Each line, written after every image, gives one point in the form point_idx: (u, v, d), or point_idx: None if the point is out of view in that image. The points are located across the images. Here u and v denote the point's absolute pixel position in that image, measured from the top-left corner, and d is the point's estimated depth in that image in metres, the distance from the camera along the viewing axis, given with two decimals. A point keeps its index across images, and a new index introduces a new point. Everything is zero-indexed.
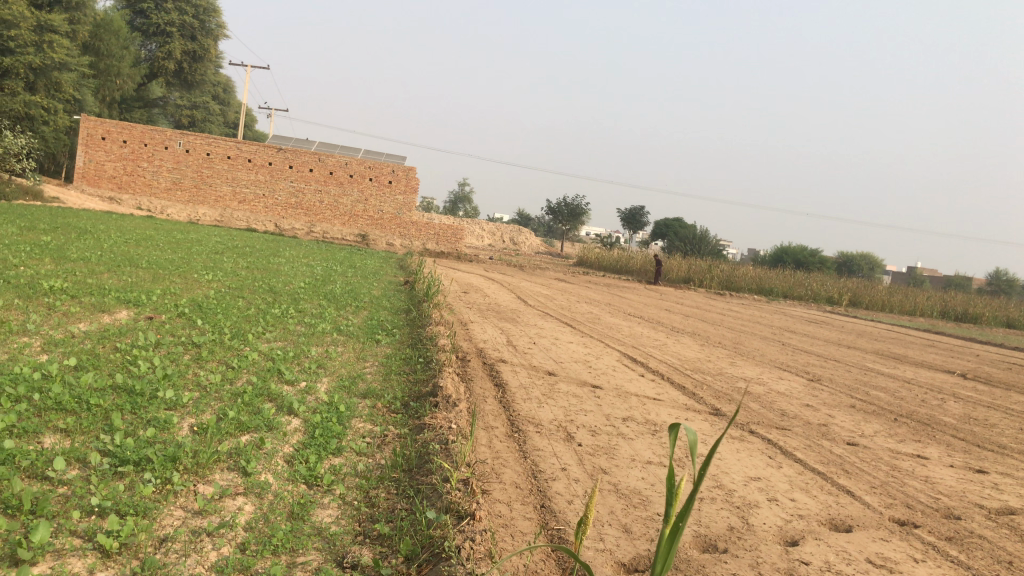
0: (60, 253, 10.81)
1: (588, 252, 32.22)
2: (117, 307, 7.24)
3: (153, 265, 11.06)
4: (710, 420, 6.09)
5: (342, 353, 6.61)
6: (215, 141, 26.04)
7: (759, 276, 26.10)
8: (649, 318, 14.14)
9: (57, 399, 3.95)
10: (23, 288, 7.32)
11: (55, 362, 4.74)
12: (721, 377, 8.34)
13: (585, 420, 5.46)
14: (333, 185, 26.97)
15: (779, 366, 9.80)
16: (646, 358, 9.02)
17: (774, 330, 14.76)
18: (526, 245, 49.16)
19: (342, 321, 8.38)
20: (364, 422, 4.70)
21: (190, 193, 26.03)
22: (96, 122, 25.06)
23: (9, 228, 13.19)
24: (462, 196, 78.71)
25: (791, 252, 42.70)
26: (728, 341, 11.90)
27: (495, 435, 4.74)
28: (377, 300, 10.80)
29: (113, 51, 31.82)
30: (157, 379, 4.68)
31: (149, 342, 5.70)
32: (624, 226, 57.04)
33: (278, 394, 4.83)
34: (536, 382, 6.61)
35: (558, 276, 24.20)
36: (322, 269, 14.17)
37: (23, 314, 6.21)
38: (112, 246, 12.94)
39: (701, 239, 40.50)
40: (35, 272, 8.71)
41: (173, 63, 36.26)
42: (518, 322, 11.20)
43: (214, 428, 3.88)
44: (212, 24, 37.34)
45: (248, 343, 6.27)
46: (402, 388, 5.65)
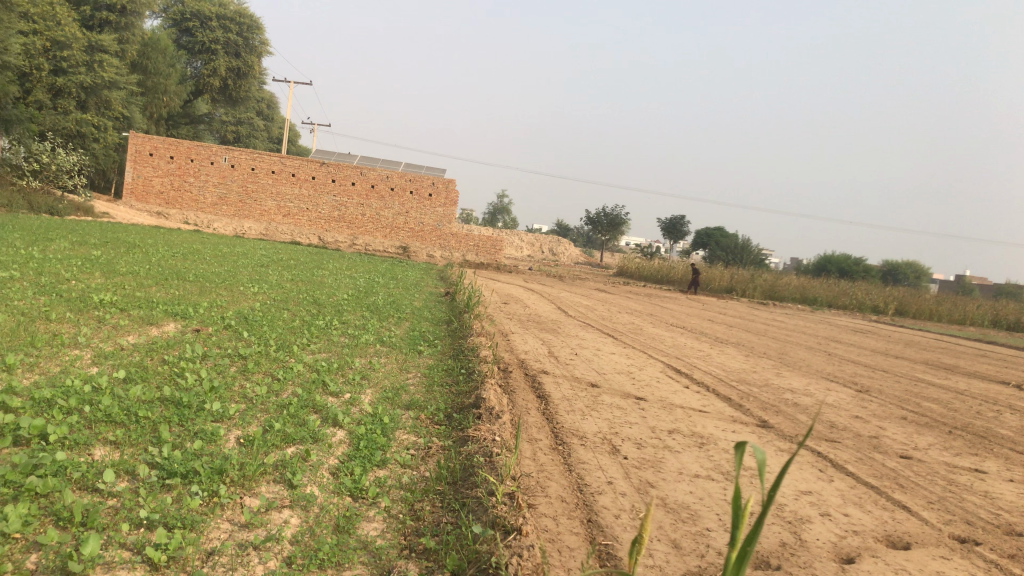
0: (109, 267, 11.04)
1: (628, 262, 32.06)
2: (165, 320, 7.36)
3: (200, 278, 11.23)
4: (757, 432, 5.98)
5: (385, 365, 6.63)
6: (260, 156, 26.43)
7: (803, 285, 25.73)
8: (692, 329, 14.00)
9: (106, 411, 4.00)
10: (75, 302, 7.47)
11: (105, 374, 4.80)
12: (767, 388, 8.20)
13: (630, 432, 5.40)
14: (374, 199, 27.24)
15: (826, 377, 9.62)
16: (690, 369, 8.92)
17: (820, 340, 14.50)
18: (566, 255, 49.14)
19: (385, 333, 8.40)
20: (408, 434, 4.69)
21: (236, 208, 26.43)
22: (144, 139, 25.59)
23: (61, 243, 13.52)
24: (501, 206, 78.92)
25: (835, 261, 42.09)
26: (773, 352, 11.72)
27: (539, 448, 4.69)
28: (419, 312, 10.84)
29: (160, 69, 32.45)
30: (204, 391, 4.72)
31: (195, 355, 5.76)
32: (665, 236, 56.71)
33: (323, 406, 4.84)
34: (579, 394, 6.55)
35: (599, 286, 24.11)
36: (364, 281, 14.29)
37: (74, 327, 6.33)
38: (160, 259, 13.18)
39: (743, 248, 40.11)
40: (86, 286, 8.89)
41: (218, 80, 36.94)
42: (560, 333, 11.14)
43: (260, 440, 3.90)
44: (256, 42, 37.92)
45: (292, 355, 6.31)
46: (445, 400, 5.63)
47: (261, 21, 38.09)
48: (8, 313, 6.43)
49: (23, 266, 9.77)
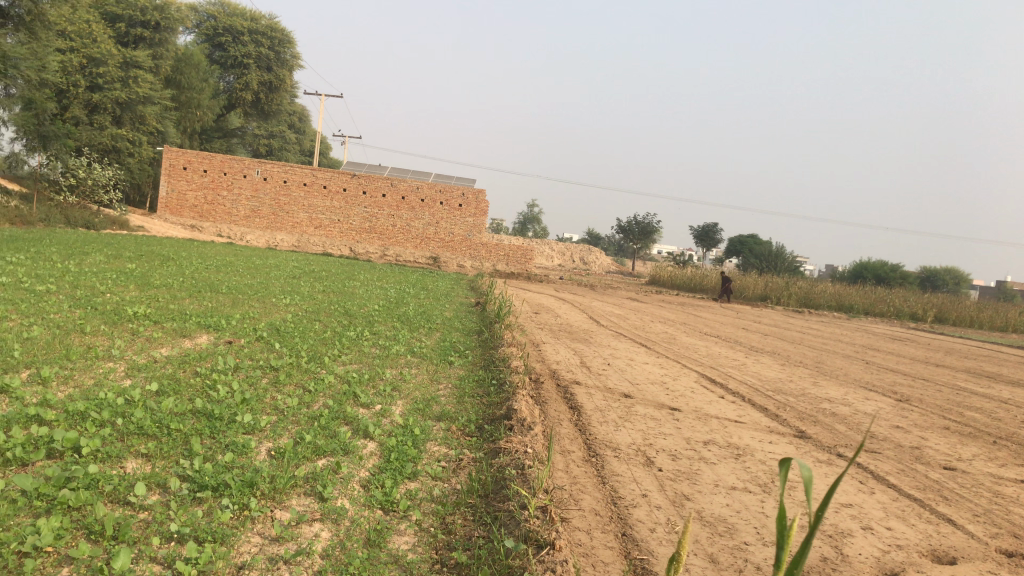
0: (144, 280, 11.16)
1: (660, 271, 31.87)
2: (197, 332, 7.41)
3: (233, 290, 11.33)
4: (795, 443, 5.86)
5: (416, 375, 6.60)
6: (292, 168, 26.68)
7: (839, 293, 25.39)
8: (725, 338, 13.84)
9: (139, 424, 4.01)
10: (109, 315, 7.54)
11: (138, 387, 4.82)
12: (804, 398, 8.05)
13: (665, 444, 5.31)
14: (405, 210, 27.37)
15: (865, 386, 9.42)
16: (725, 379, 8.79)
17: (857, 348, 14.26)
18: (597, 264, 48.99)
19: (415, 343, 8.39)
20: (439, 446, 4.65)
21: (268, 220, 26.67)
22: (178, 153, 25.93)
23: (98, 256, 13.72)
24: (531, 216, 78.91)
25: (870, 268, 41.51)
26: (809, 361, 11.54)
27: (571, 460, 4.63)
28: (450, 322, 10.82)
29: (193, 84, 32.88)
30: (236, 404, 4.72)
31: (228, 367, 5.78)
32: (697, 244, 56.33)
33: (354, 418, 4.81)
34: (612, 405, 6.47)
35: (630, 296, 23.96)
36: (395, 292, 14.33)
37: (108, 339, 6.39)
38: (194, 272, 13.32)
39: (777, 256, 39.71)
40: (121, 299, 8.99)
41: (250, 94, 37.37)
42: (592, 343, 11.05)
43: (290, 453, 3.88)
44: (286, 55, 38.79)
45: (324, 366, 6.31)
46: (476, 411, 5.59)
47: (292, 35, 38.57)
48: (44, 326, 6.51)
49: (60, 279, 9.91)
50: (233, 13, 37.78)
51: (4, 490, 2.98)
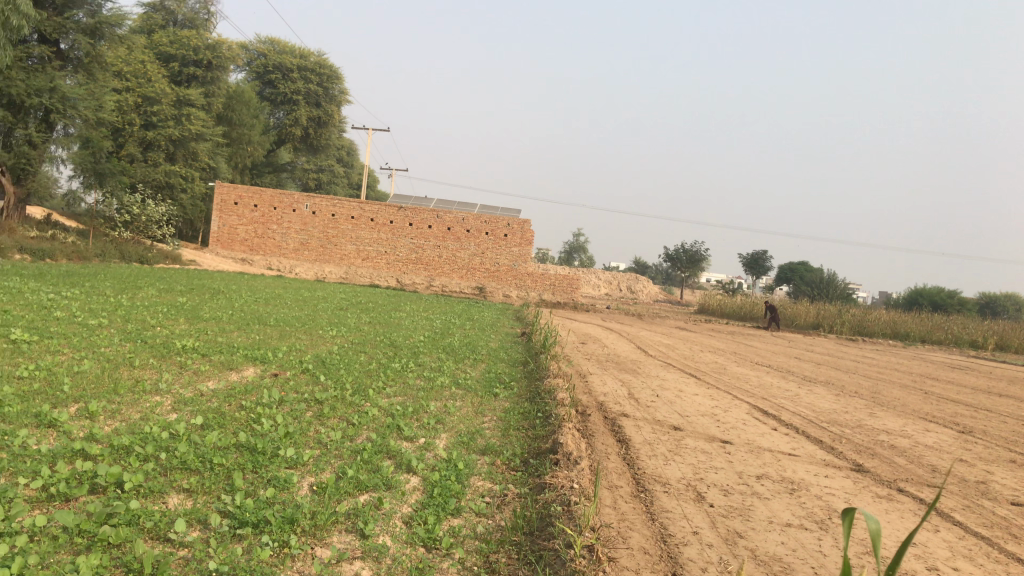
0: (194, 313, 11.31)
1: (709, 299, 31.48)
2: (244, 365, 7.44)
3: (280, 323, 11.41)
4: (853, 477, 5.64)
5: (460, 408, 6.51)
6: (340, 202, 27.02)
7: (894, 320, 24.79)
8: (778, 367, 13.53)
9: (183, 459, 3.99)
10: (158, 348, 7.62)
11: (183, 421, 4.81)
12: (860, 429, 7.80)
13: (716, 478, 5.16)
14: (451, 241, 27.44)
15: (924, 418, 9.09)
16: (777, 410, 8.55)
17: (915, 377, 13.83)
18: (644, 293, 48.60)
19: (461, 375, 8.32)
20: (484, 480, 4.57)
21: (317, 253, 26.97)
22: (229, 189, 26.45)
23: (150, 290, 13.96)
24: (577, 245, 78.73)
25: (926, 294, 40.54)
26: (865, 391, 11.21)
27: (619, 495, 4.51)
28: (495, 353, 10.74)
29: (244, 120, 33.58)
30: (279, 437, 4.69)
31: (272, 400, 5.75)
32: (747, 272, 55.62)
33: (397, 451, 4.75)
34: (661, 438, 6.32)
35: (679, 324, 23.67)
36: (441, 322, 14.31)
37: (156, 373, 6.44)
38: (243, 305, 13.47)
39: (828, 283, 39.02)
40: (171, 332, 9.10)
41: (300, 129, 38.04)
42: (639, 373, 10.87)
43: (332, 487, 3.83)
44: (334, 91, 39.56)
45: (369, 399, 6.25)
46: (522, 444, 5.49)
47: (340, 71, 39.30)
48: (94, 360, 6.59)
49: (112, 313, 10.09)
50: (282, 51, 38.61)
51: (45, 527, 2.96)
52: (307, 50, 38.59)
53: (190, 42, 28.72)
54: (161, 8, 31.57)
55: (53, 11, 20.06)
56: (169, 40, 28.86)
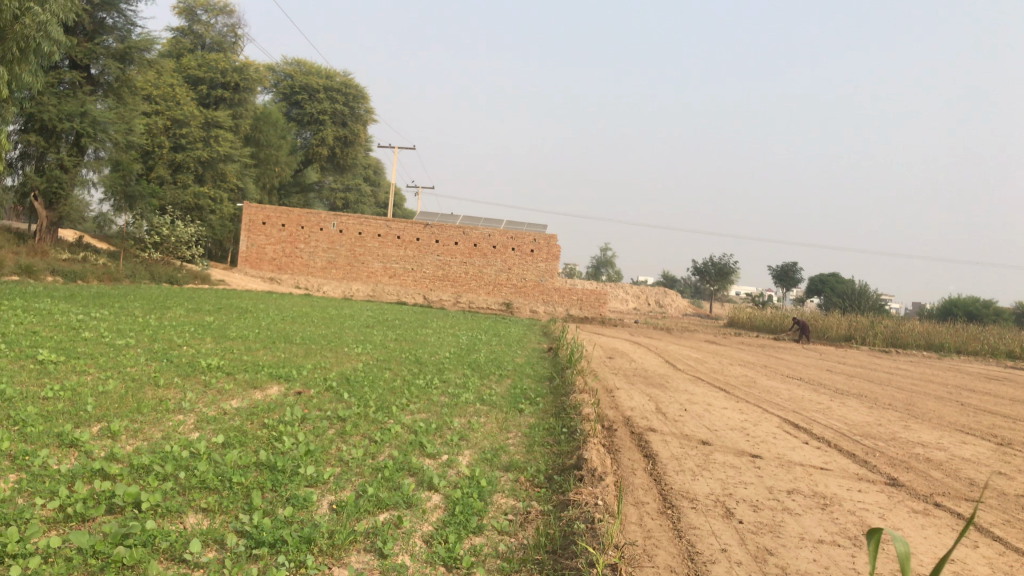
0: (221, 332, 11.36)
1: (738, 312, 31.18)
2: (268, 383, 7.42)
3: (306, 340, 11.43)
4: (887, 491, 5.50)
5: (484, 425, 6.42)
6: (367, 220, 27.16)
7: (928, 330, 24.42)
8: (809, 380, 13.31)
9: (202, 478, 3.96)
10: (183, 367, 7.64)
11: (205, 440, 4.78)
12: (895, 442, 7.61)
13: (745, 493, 5.04)
14: (477, 257, 27.42)
15: (961, 430, 8.87)
16: (809, 423, 8.37)
17: (951, 389, 13.55)
18: (673, 306, 48.30)
19: (485, 391, 8.25)
20: (507, 498, 4.49)
21: (344, 271, 27.09)
22: (258, 209, 26.70)
23: (178, 311, 14.05)
24: (604, 261, 78.37)
25: (961, 304, 39.93)
26: (899, 403, 10.99)
27: (645, 512, 4.40)
28: (520, 369, 10.64)
29: (272, 141, 33.92)
30: (300, 455, 4.64)
31: (295, 418, 5.71)
32: (777, 284, 55.09)
33: (419, 468, 4.68)
34: (690, 453, 6.20)
35: (708, 338, 23.45)
36: (467, 339, 14.27)
37: (180, 392, 6.43)
38: (269, 323, 13.50)
39: (860, 294, 38.54)
40: (196, 351, 9.14)
41: (326, 149, 38.35)
42: (667, 387, 10.73)
43: (352, 506, 3.78)
44: (360, 111, 39.82)
45: (392, 416, 6.19)
46: (546, 460, 5.41)
47: (365, 91, 39.57)
48: (120, 380, 6.60)
49: (140, 334, 10.15)
50: (308, 72, 38.98)
51: (60, 548, 2.93)
52: (333, 70, 38.91)
53: (218, 65, 29.08)
54: (189, 32, 32.03)
55: (84, 36, 20.42)
56: (198, 63, 29.27)
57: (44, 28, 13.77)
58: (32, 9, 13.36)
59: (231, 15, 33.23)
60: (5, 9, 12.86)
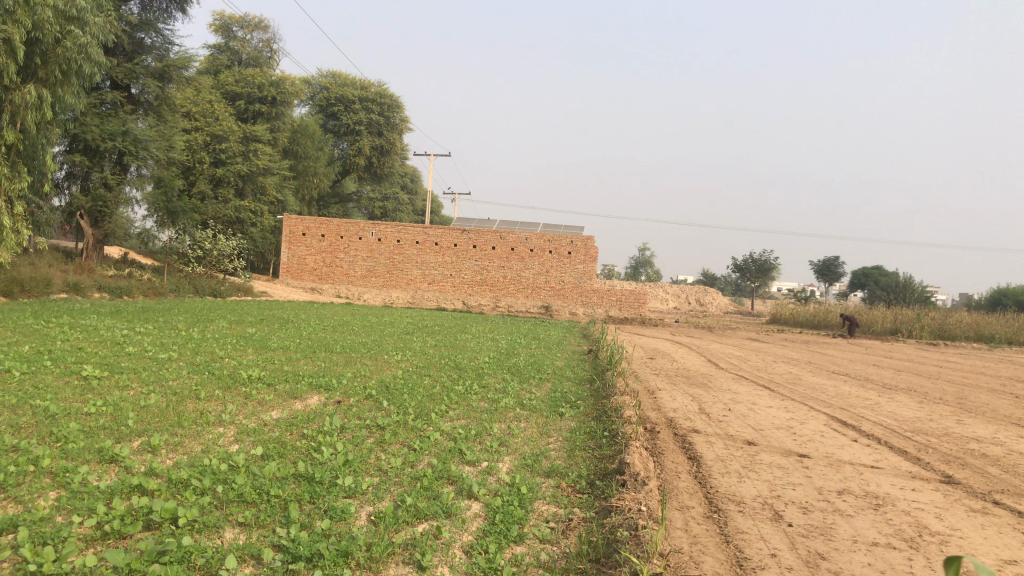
0: (261, 343, 11.42)
1: (780, 308, 30.77)
2: (309, 393, 7.42)
3: (347, 349, 11.47)
4: (942, 489, 5.32)
5: (524, 430, 6.35)
6: (405, 228, 27.30)
7: (976, 321, 23.92)
8: (856, 376, 13.03)
9: (239, 491, 3.93)
10: (224, 379, 7.67)
11: (243, 452, 4.78)
12: (947, 438, 7.40)
13: (794, 495, 4.89)
14: (515, 261, 27.36)
15: (1017, 423, 8.61)
16: (857, 420, 8.16)
17: (1003, 381, 13.19)
18: (714, 304, 47.80)
19: (525, 395, 8.18)
20: (548, 504, 4.40)
21: (384, 279, 27.23)
22: (297, 220, 26.97)
23: (220, 323, 14.17)
24: (644, 261, 77.82)
25: (1010, 294, 39.05)
26: (950, 396, 10.70)
27: (690, 517, 4.29)
28: (561, 372, 10.53)
29: (309, 153, 34.22)
30: (338, 465, 4.60)
31: (333, 428, 5.69)
32: (819, 279, 54.30)
33: (459, 476, 4.62)
34: (736, 454, 6.06)
35: (751, 336, 23.13)
36: (506, 343, 14.21)
37: (221, 404, 6.45)
38: (310, 333, 13.56)
39: (905, 286, 37.84)
40: (237, 363, 9.19)
41: (363, 159, 38.63)
42: (711, 387, 10.54)
43: (390, 517, 3.73)
44: (396, 120, 40.02)
45: (431, 423, 6.13)
46: (587, 465, 5.31)
47: (400, 100, 39.80)
48: (161, 394, 6.62)
49: (183, 347, 10.25)
50: (343, 83, 39.26)
51: (95, 567, 2.91)
52: (367, 80, 39.12)
53: (255, 80, 29.44)
54: (226, 49, 32.43)
55: (124, 57, 20.69)
56: (235, 79, 29.67)
57: (85, 51, 14.02)
58: (73, 32, 13.63)
59: (266, 31, 33.70)
60: (46, 33, 13.11)
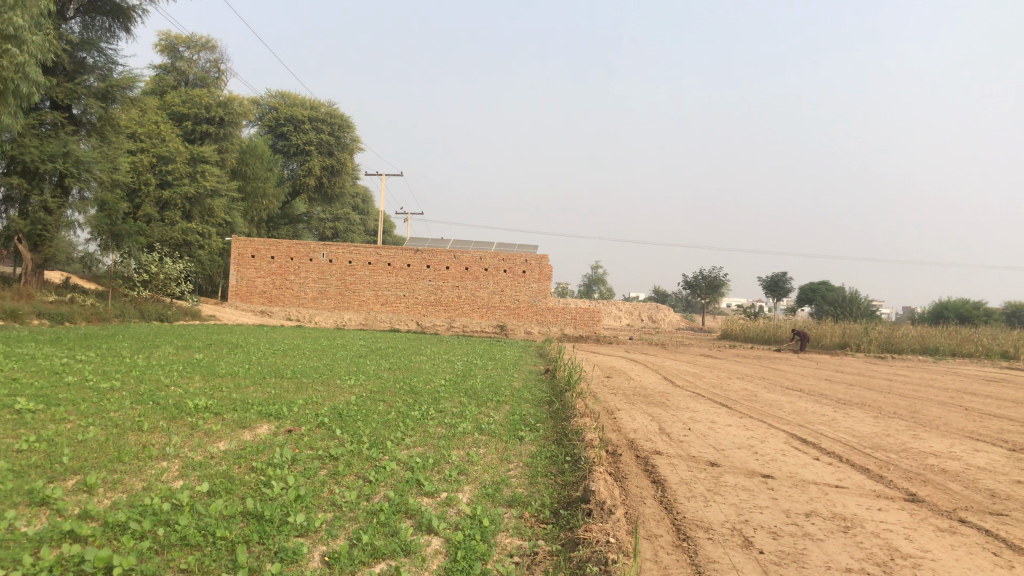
0: (210, 370, 11.04)
1: (731, 323, 31.03)
2: (258, 422, 7.12)
3: (298, 374, 11.13)
4: (909, 509, 5.25)
5: (484, 456, 6.16)
6: (357, 248, 26.96)
7: (921, 334, 24.42)
8: (811, 391, 13.06)
9: (182, 534, 3.69)
10: (169, 409, 7.33)
11: (188, 489, 4.50)
12: (907, 454, 7.38)
13: (762, 519, 4.77)
14: (469, 280, 27.21)
15: (970, 436, 8.68)
16: (816, 437, 8.12)
17: (952, 393, 13.39)
18: (666, 320, 48.13)
19: (483, 419, 7.98)
20: (512, 537, 4.22)
21: (336, 300, 26.80)
22: (246, 242, 26.49)
23: (166, 349, 13.72)
24: (596, 278, 78.11)
25: (951, 307, 40.08)
26: (904, 411, 10.78)
27: (659, 546, 4.14)
28: (519, 394, 10.30)
29: (258, 174, 33.62)
30: (289, 501, 4.35)
31: (285, 459, 5.43)
32: (768, 294, 55.04)
33: (416, 510, 4.40)
34: (700, 476, 5.93)
35: (704, 352, 23.25)
36: (461, 364, 13.99)
37: (166, 437, 6.14)
38: (260, 358, 13.18)
39: (852, 301, 38.51)
40: (184, 391, 8.81)
41: (313, 179, 38.12)
42: (669, 406, 10.42)
43: (346, 558, 3.53)
44: (346, 140, 39.71)
45: (387, 452, 5.90)
46: (551, 493, 5.13)
47: (350, 120, 39.52)
48: (100, 427, 6.27)
49: (127, 375, 9.83)
50: (293, 103, 38.84)
51: None
52: (317, 100, 38.78)
53: (202, 100, 28.89)
54: (172, 69, 31.84)
55: (64, 77, 20.04)
56: (182, 100, 29.06)
57: (22, 69, 13.63)
58: (10, 52, 13.21)
59: (213, 51, 33.23)
60: None
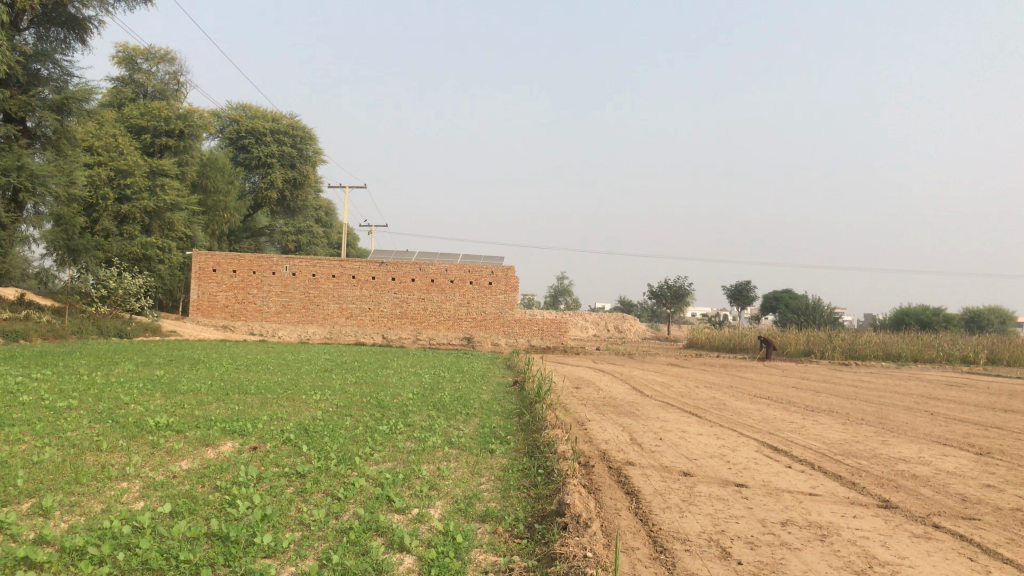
0: (171, 387, 10.76)
1: (697, 332, 31.18)
2: (222, 440, 6.92)
3: (262, 390, 10.90)
4: (882, 515, 5.23)
5: (456, 470, 6.04)
6: (320, 261, 26.66)
7: (884, 340, 24.75)
8: (778, 399, 13.10)
9: (144, 558, 3.54)
10: (129, 428, 7.11)
11: (149, 511, 4.33)
12: (878, 460, 7.40)
13: (739, 529, 4.71)
14: (435, 292, 27.06)
15: (938, 441, 8.76)
16: (787, 445, 8.12)
17: (916, 398, 13.54)
18: (632, 330, 48.28)
19: (452, 433, 7.85)
20: (486, 553, 4.12)
21: (300, 314, 26.46)
22: (207, 256, 26.09)
23: (125, 365, 13.39)
24: (561, 289, 78.02)
25: (912, 314, 40.76)
26: (871, 416, 10.85)
27: (637, 559, 4.07)
28: (487, 406, 10.20)
29: (219, 187, 33.10)
30: (256, 521, 4.20)
31: (250, 477, 5.27)
32: (732, 303, 55.47)
33: (387, 527, 4.28)
34: (673, 487, 5.87)
35: (671, 361, 23.32)
36: (429, 377, 13.83)
37: (126, 456, 5.94)
38: (223, 374, 12.91)
39: (815, 308, 38.93)
40: (144, 409, 8.56)
41: (275, 192, 37.69)
42: (639, 417, 10.37)
43: None
44: (309, 152, 39.34)
45: (355, 468, 5.76)
46: (524, 508, 5.02)
47: (313, 132, 39.19)
48: (57, 448, 6.05)
49: (84, 394, 9.53)
50: (254, 115, 38.43)
51: None
52: (278, 112, 38.42)
53: (161, 113, 28.49)
54: (130, 81, 31.35)
55: (18, 89, 19.64)
56: (140, 112, 28.54)
57: None
58: None
59: (172, 63, 32.85)
60: None
